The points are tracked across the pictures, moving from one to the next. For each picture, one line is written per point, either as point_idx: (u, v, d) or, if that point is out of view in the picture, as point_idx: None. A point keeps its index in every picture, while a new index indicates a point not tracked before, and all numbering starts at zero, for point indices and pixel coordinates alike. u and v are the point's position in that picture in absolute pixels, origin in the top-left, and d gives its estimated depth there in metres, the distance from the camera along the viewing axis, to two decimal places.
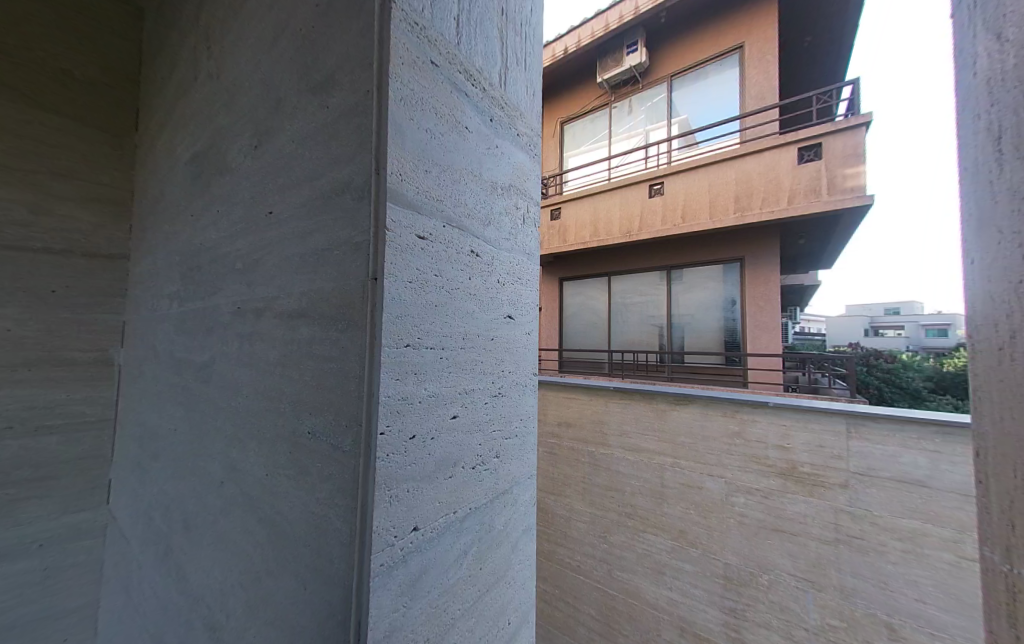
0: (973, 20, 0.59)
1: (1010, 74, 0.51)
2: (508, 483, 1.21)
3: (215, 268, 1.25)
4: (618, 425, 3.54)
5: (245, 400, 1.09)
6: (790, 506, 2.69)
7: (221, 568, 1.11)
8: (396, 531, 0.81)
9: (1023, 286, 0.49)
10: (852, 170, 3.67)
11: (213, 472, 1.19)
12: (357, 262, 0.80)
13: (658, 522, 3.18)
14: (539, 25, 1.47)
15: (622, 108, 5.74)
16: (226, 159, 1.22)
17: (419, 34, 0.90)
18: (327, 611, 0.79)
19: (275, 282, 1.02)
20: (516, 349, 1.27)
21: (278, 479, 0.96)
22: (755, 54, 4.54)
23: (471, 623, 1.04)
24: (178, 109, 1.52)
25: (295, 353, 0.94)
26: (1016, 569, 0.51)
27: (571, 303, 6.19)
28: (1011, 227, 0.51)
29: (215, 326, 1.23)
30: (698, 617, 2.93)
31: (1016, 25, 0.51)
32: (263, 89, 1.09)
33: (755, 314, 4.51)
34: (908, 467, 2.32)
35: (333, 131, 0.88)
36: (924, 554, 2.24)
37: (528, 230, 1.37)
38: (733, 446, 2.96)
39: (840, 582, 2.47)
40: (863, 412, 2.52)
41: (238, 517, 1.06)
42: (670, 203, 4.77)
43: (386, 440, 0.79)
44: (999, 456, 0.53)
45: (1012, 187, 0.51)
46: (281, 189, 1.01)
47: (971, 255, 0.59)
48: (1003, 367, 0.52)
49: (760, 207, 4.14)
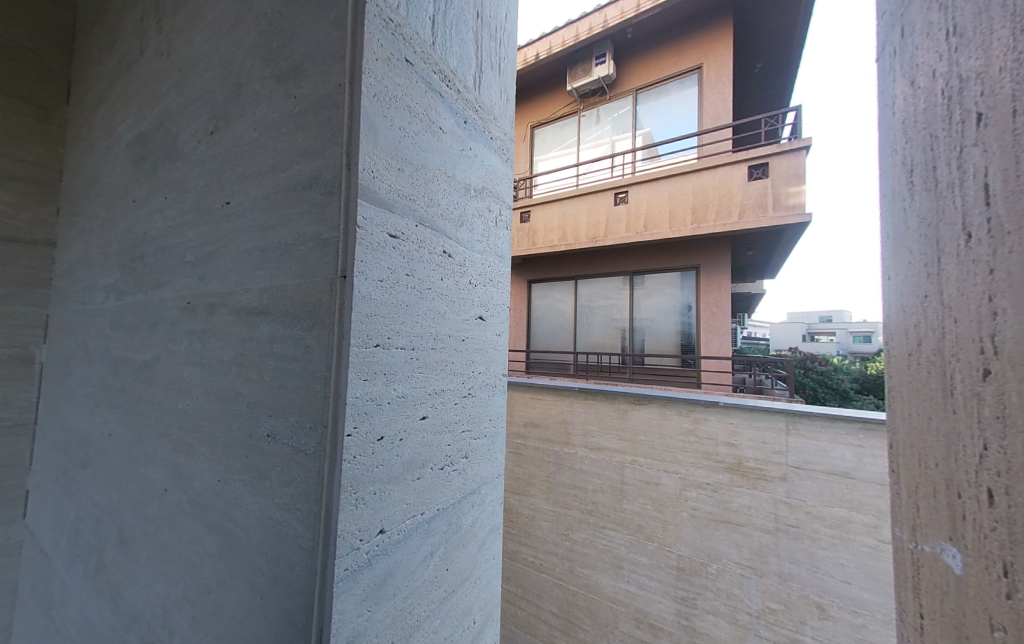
0: (894, 66, 0.66)
1: (921, 119, 0.58)
2: (477, 482, 1.22)
3: (162, 259, 1.16)
4: (582, 424, 3.64)
5: (194, 402, 1.02)
6: (736, 499, 2.89)
7: (163, 582, 1.03)
8: (363, 534, 0.79)
9: (927, 301, 0.57)
10: (794, 189, 4.00)
11: (155, 480, 1.09)
12: (325, 259, 0.78)
13: (617, 518, 3.31)
14: (513, 31, 1.49)
15: (590, 117, 5.92)
16: (177, 143, 1.14)
17: (393, 31, 0.88)
18: (286, 620, 0.76)
19: (231, 277, 0.96)
20: (487, 349, 1.28)
21: (231, 485, 0.90)
22: (712, 76, 4.85)
23: (436, 624, 1.03)
24: (119, 85, 1.39)
25: (253, 352, 0.89)
26: (919, 545, 0.59)
27: (538, 305, 6.27)
28: (919, 250, 0.58)
29: (161, 321, 1.14)
30: (653, 608, 3.07)
31: (925, 74, 0.57)
32: (222, 71, 1.02)
33: (708, 319, 4.81)
34: (837, 460, 2.59)
35: (302, 123, 0.85)
36: (850, 538, 2.48)
37: (499, 232, 1.38)
38: (687, 443, 3.13)
39: (778, 567, 2.70)
40: (800, 411, 2.77)
41: (185, 528, 0.99)
42: (634, 212, 4.98)
43: (354, 441, 0.77)
44: (907, 446, 0.62)
45: (920, 215, 0.58)
46: (242, 179, 0.96)
47: (888, 274, 0.67)
48: (909, 368, 0.60)
49: (714, 219, 4.42)
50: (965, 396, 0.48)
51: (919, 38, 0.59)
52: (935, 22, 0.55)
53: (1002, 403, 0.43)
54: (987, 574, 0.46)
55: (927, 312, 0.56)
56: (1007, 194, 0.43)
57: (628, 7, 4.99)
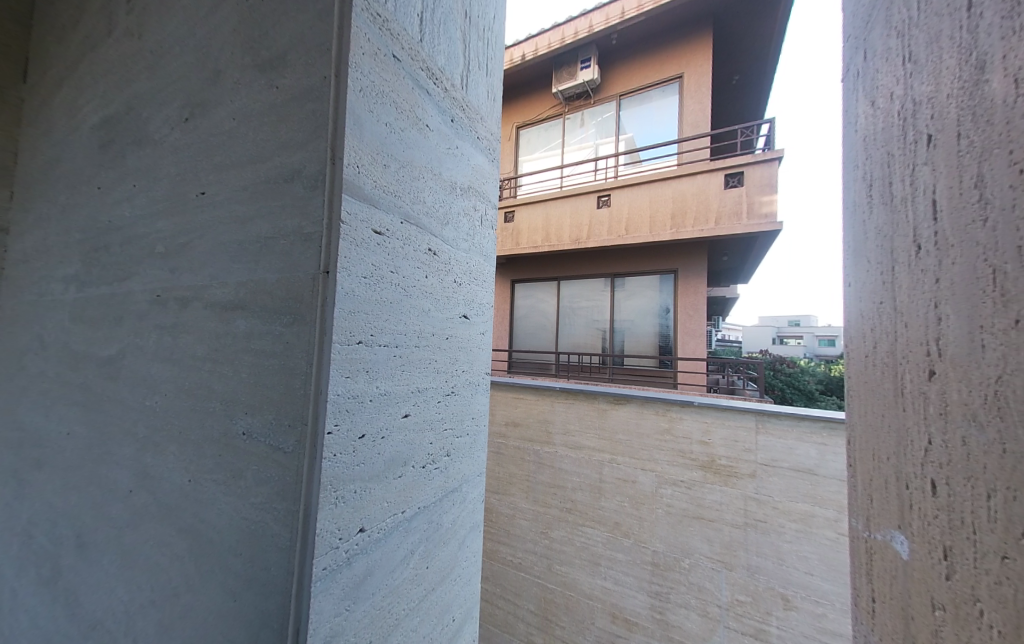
0: (857, 88, 0.71)
1: (879, 139, 0.63)
2: (458, 481, 1.22)
3: (129, 250, 1.10)
4: (563, 424, 3.69)
5: (164, 399, 0.98)
6: (708, 495, 2.99)
7: (127, 587, 0.98)
8: (342, 532, 0.79)
9: (881, 306, 0.61)
10: (767, 198, 4.17)
11: (118, 482, 1.04)
12: (307, 254, 0.77)
13: (595, 515, 3.38)
14: (501, 32, 1.49)
15: (575, 120, 5.98)
16: (147, 129, 1.09)
17: (381, 26, 0.88)
18: (260, 621, 0.75)
19: (205, 270, 0.93)
20: (470, 348, 1.29)
21: (204, 484, 0.88)
22: (692, 86, 5.00)
23: (415, 623, 1.03)
24: (83, 65, 1.31)
25: (229, 348, 0.87)
26: (872, 534, 0.63)
27: (520, 305, 6.29)
28: (875, 259, 0.63)
29: (127, 315, 1.09)
30: (628, 603, 3.14)
31: (884, 97, 0.62)
32: (198, 56, 0.99)
33: (685, 321, 4.95)
34: (802, 458, 2.73)
35: (285, 114, 0.84)
36: (814, 532, 2.62)
37: (485, 232, 1.39)
38: (663, 442, 3.22)
39: (747, 561, 2.81)
40: (769, 411, 2.89)
41: (151, 530, 0.95)
42: (616, 215, 5.07)
43: (334, 439, 0.76)
44: (863, 442, 0.66)
45: (876, 227, 0.63)
46: (218, 169, 0.93)
47: (849, 281, 0.72)
48: (866, 369, 0.65)
49: (692, 225, 4.55)
50: (915, 395, 0.52)
51: (879, 63, 0.63)
52: (893, 48, 0.59)
53: (943, 400, 0.47)
54: (930, 558, 0.50)
55: (882, 317, 0.61)
56: (950, 208, 0.47)
57: (614, 13, 5.08)
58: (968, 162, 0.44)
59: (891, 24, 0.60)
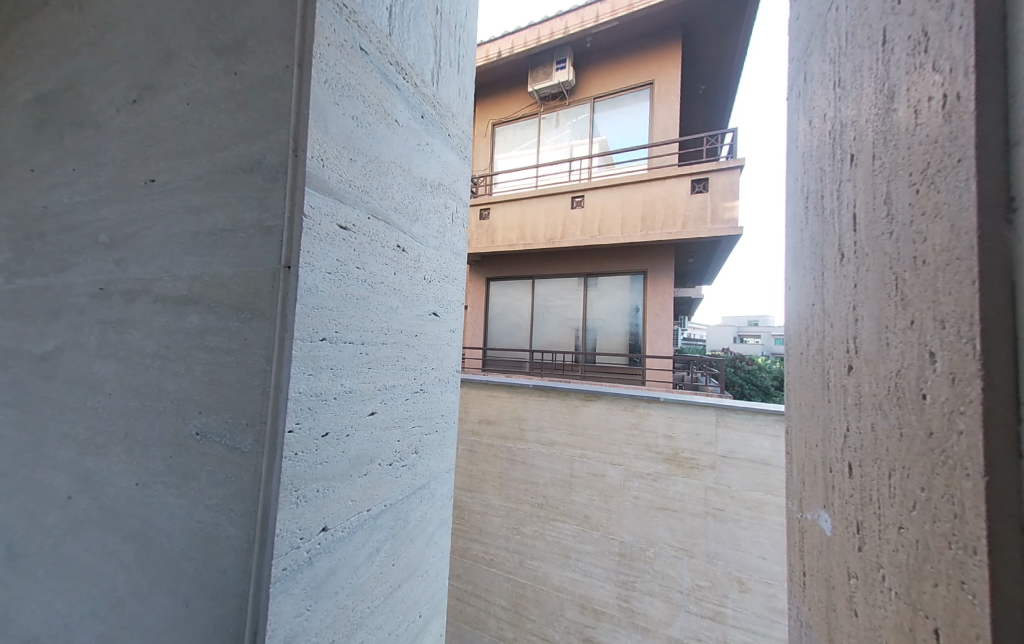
0: (799, 106, 0.77)
1: (813, 156, 0.69)
2: (427, 478, 1.22)
3: (68, 239, 1.02)
4: (535, 421, 3.75)
5: (107, 399, 0.92)
6: (672, 487, 3.13)
7: (65, 599, 0.92)
8: (304, 532, 0.77)
9: (814, 308, 0.67)
10: (730, 204, 4.38)
11: (55, 487, 0.97)
12: (268, 248, 0.75)
13: (566, 510, 3.46)
14: (473, 30, 1.49)
15: (550, 120, 6.02)
16: (89, 110, 1.01)
17: (348, 18, 0.86)
18: (215, 625, 0.72)
19: (155, 262, 0.88)
20: (440, 345, 1.29)
21: (152, 488, 0.84)
22: (663, 92, 5.16)
23: (380, 620, 1.03)
24: (14, 37, 1.20)
25: (181, 345, 0.83)
26: (804, 514, 0.70)
27: (495, 303, 6.29)
28: (810, 265, 0.69)
29: (65, 308, 1.01)
30: (596, 593, 3.25)
31: (819, 117, 0.67)
32: (148, 34, 0.93)
33: (654, 320, 5.13)
34: (758, 449, 2.91)
35: (243, 102, 0.81)
36: (766, 518, 2.80)
37: (456, 230, 1.39)
38: (632, 437, 3.33)
39: (706, 548, 2.95)
40: (728, 406, 3.06)
41: (93, 537, 0.90)
42: (589, 216, 5.17)
43: (296, 438, 0.75)
44: (799, 431, 0.73)
45: (812, 236, 0.69)
46: (170, 156, 0.88)
47: (790, 287, 0.78)
48: (802, 365, 0.71)
49: (661, 228, 4.71)
50: (839, 388, 0.58)
51: (816, 86, 0.69)
52: (827, 73, 0.65)
53: (859, 392, 0.53)
54: (847, 533, 0.56)
55: (814, 319, 0.67)
56: (866, 223, 0.52)
57: (588, 17, 5.15)
58: (880, 182, 0.50)
59: (825, 51, 0.66)
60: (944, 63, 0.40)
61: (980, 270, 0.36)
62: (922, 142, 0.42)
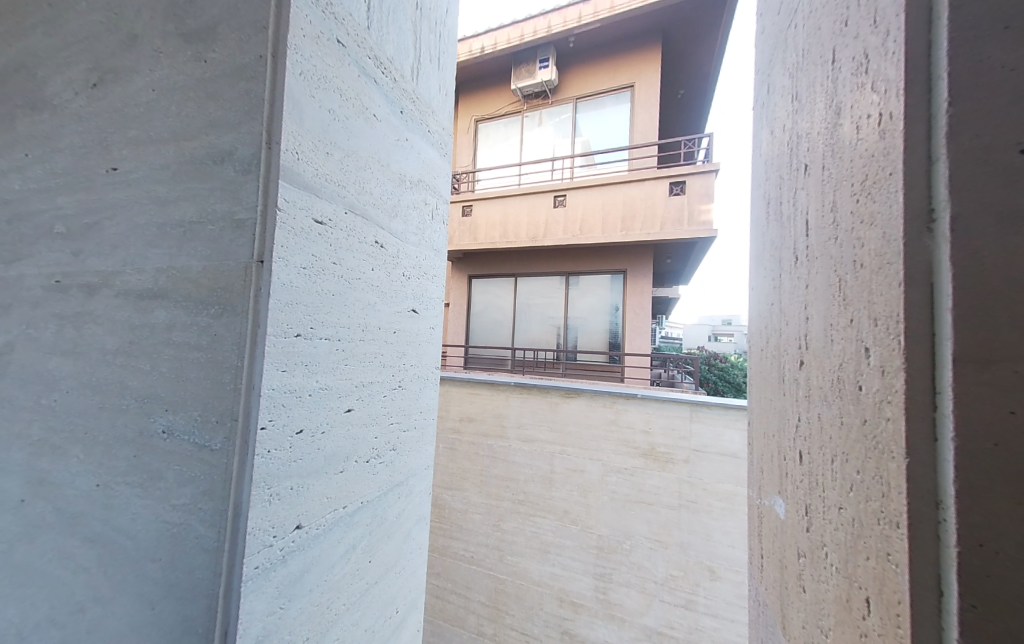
0: (763, 115, 0.81)
1: (774, 165, 0.73)
2: (405, 474, 1.23)
3: (19, 229, 0.97)
4: (516, 418, 3.78)
5: (65, 396, 0.88)
6: (648, 480, 3.22)
7: (18, 608, 0.87)
8: (276, 530, 0.77)
9: (773, 308, 0.71)
10: (706, 206, 4.52)
11: (5, 491, 0.92)
12: (239, 242, 0.73)
13: (546, 505, 3.51)
14: (453, 27, 1.49)
15: (533, 118, 6.04)
16: (44, 91, 0.96)
17: (324, 9, 0.85)
18: (182, 627, 0.71)
19: (119, 253, 0.84)
20: (419, 342, 1.29)
21: (115, 489, 0.80)
22: (643, 94, 5.25)
23: (356, 617, 1.03)
24: None
25: (147, 340, 0.80)
26: (762, 501, 0.74)
27: (476, 301, 6.27)
28: (770, 267, 0.73)
29: (16, 302, 0.95)
30: (574, 585, 3.31)
31: (779, 128, 0.72)
32: (111, 15, 0.89)
33: (633, 319, 5.25)
34: (729, 443, 3.04)
35: (214, 91, 0.79)
36: (736, 508, 2.93)
37: (436, 227, 1.40)
38: (610, 432, 3.41)
39: (680, 538, 3.06)
40: (702, 402, 3.18)
41: (49, 542, 0.86)
42: (571, 215, 5.22)
43: (268, 435, 0.74)
44: (758, 423, 0.77)
45: (771, 240, 0.73)
46: (134, 143, 0.85)
47: (754, 287, 0.83)
48: (762, 362, 0.76)
49: (640, 228, 4.81)
50: (792, 382, 0.62)
51: (777, 98, 0.73)
52: (786, 86, 0.69)
53: (808, 386, 0.57)
54: (797, 516, 0.60)
55: (773, 319, 0.71)
56: (816, 229, 0.56)
57: (571, 17, 5.19)
58: (828, 192, 0.53)
59: (785, 66, 0.70)
60: (881, 84, 0.43)
61: (904, 274, 0.40)
62: (862, 156, 0.46)
